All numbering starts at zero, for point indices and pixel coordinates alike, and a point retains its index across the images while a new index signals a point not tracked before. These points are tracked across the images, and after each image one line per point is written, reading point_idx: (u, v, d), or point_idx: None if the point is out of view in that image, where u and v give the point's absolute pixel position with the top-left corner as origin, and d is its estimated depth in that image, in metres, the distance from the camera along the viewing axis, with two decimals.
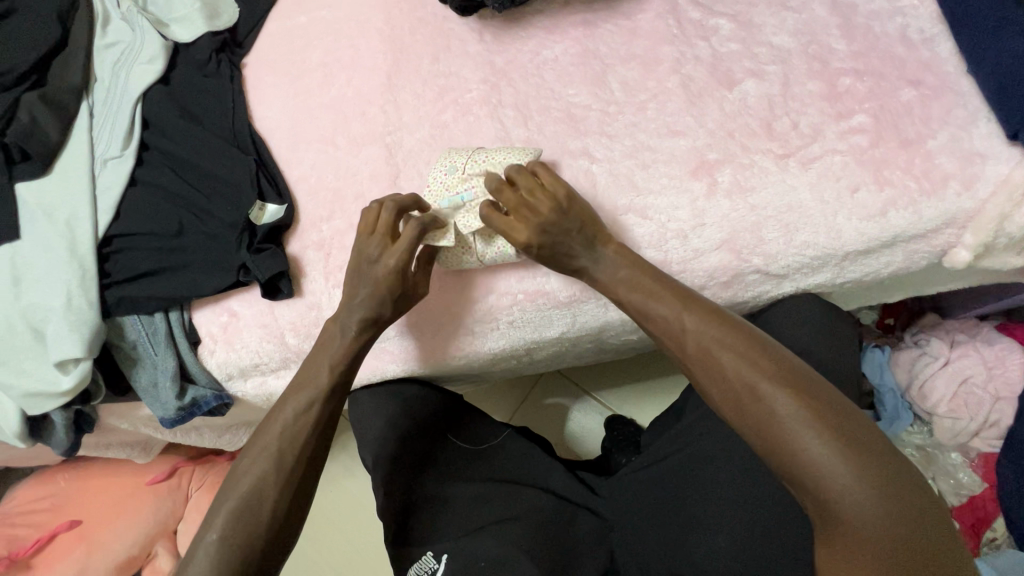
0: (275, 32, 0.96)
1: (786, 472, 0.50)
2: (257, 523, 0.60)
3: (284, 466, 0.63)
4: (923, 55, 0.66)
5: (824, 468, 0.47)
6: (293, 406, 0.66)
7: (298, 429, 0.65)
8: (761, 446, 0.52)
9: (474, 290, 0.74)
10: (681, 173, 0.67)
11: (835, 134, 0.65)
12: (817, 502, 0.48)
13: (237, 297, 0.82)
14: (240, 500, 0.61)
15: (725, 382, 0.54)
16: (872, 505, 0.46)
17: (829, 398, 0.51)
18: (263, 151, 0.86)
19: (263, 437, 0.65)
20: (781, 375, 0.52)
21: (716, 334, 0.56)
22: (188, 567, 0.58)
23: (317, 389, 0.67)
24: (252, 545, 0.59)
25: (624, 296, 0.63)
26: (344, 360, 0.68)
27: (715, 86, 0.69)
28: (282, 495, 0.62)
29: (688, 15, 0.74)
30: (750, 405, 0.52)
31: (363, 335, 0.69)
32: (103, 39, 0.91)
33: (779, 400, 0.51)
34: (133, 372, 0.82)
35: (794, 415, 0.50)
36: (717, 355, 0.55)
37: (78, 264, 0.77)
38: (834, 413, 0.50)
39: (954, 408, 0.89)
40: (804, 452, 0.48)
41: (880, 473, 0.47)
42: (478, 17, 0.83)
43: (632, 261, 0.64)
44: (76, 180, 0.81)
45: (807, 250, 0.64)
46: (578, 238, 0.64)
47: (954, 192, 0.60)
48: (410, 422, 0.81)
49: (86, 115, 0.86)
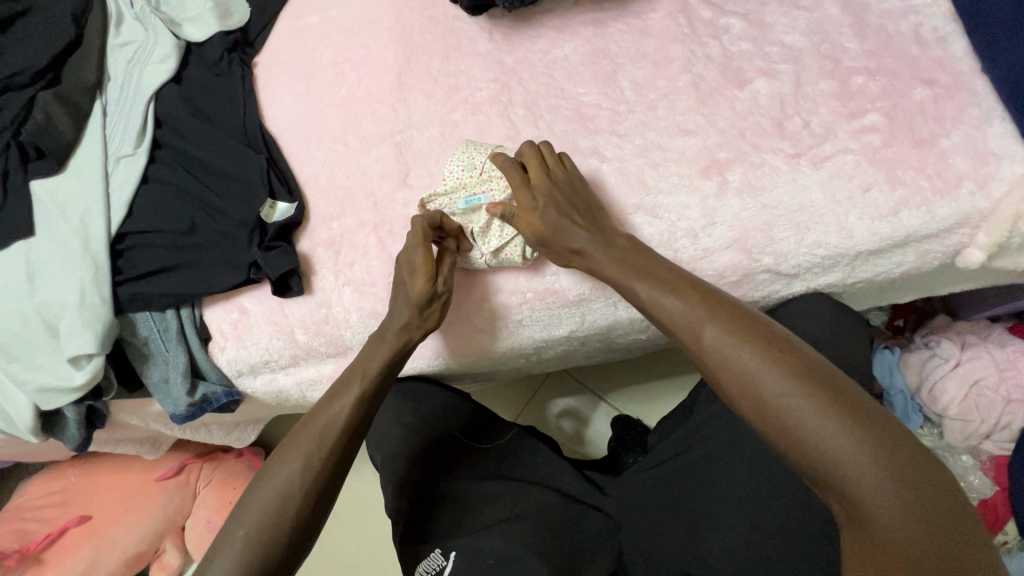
0: (287, 31, 0.96)
1: (811, 471, 0.49)
2: (281, 526, 0.59)
3: (310, 470, 0.62)
4: (936, 54, 0.65)
5: (851, 467, 0.47)
6: (327, 413, 0.65)
7: (328, 437, 0.64)
8: (785, 446, 0.50)
9: (477, 301, 0.74)
10: (692, 171, 0.67)
11: (847, 133, 0.64)
12: (844, 500, 0.48)
13: (248, 294, 0.82)
14: (273, 498, 0.60)
15: (742, 381, 0.53)
16: (901, 504, 0.45)
17: (852, 395, 0.50)
18: (275, 149, 0.87)
19: (297, 437, 0.64)
20: (798, 373, 0.51)
21: (732, 332, 0.55)
22: (213, 561, 0.57)
23: (346, 401, 0.66)
24: (274, 547, 0.58)
25: (636, 290, 0.61)
26: (380, 370, 0.68)
27: (726, 85, 0.69)
28: (306, 499, 0.61)
29: (699, 14, 0.73)
30: (770, 402, 0.51)
31: (398, 344, 0.69)
32: (116, 38, 0.92)
33: (799, 398, 0.50)
34: (145, 368, 0.83)
35: (816, 414, 0.49)
36: (732, 355, 0.54)
37: (91, 261, 0.78)
38: (856, 408, 0.49)
39: (965, 411, 0.89)
40: (830, 452, 0.48)
41: (906, 470, 0.46)
42: (489, 16, 0.83)
43: (630, 261, 0.62)
44: (90, 178, 0.82)
45: (818, 249, 0.64)
46: (588, 226, 0.64)
47: (967, 192, 0.59)
48: (418, 420, 0.82)
49: (100, 113, 0.87)
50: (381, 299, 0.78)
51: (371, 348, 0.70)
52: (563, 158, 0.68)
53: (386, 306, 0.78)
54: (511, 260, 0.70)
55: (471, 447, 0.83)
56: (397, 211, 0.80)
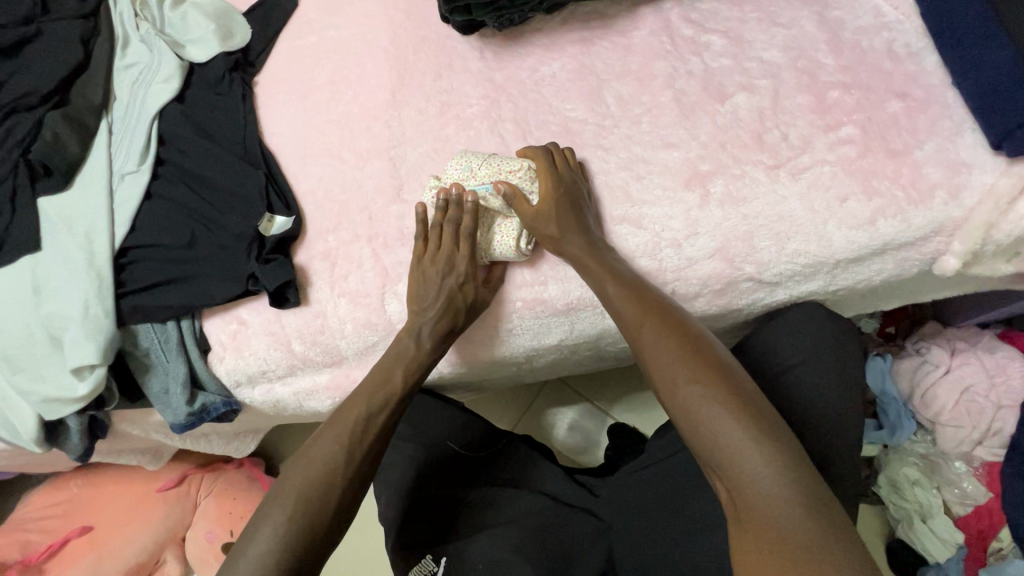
0: (286, 52, 1.00)
1: (706, 454, 0.53)
2: (325, 509, 0.62)
3: (353, 458, 0.66)
4: (908, 68, 0.67)
5: (740, 454, 0.51)
6: (367, 406, 0.69)
7: (369, 430, 0.68)
8: (688, 429, 0.54)
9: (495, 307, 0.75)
10: (675, 184, 0.69)
11: (824, 145, 0.66)
12: (730, 486, 0.51)
13: (246, 306, 0.85)
14: (317, 481, 0.63)
15: (662, 369, 0.57)
16: (783, 496, 0.48)
17: (756, 398, 0.54)
18: (274, 165, 0.90)
19: (336, 426, 0.68)
20: (711, 369, 0.56)
21: (662, 326, 0.60)
22: (255, 537, 0.60)
23: (389, 396, 0.70)
24: (313, 531, 0.61)
25: (602, 285, 0.64)
26: (415, 371, 0.72)
27: (708, 99, 0.71)
28: (349, 487, 0.65)
29: (682, 32, 0.76)
30: (681, 387, 0.55)
31: (438, 349, 0.73)
32: (123, 60, 0.96)
33: (705, 389, 0.54)
34: (146, 379, 0.85)
35: (720, 405, 0.53)
36: (658, 347, 0.58)
37: (95, 274, 0.81)
38: (758, 409, 0.53)
39: (957, 416, 0.94)
40: (724, 439, 0.52)
41: (791, 468, 0.50)
42: (480, 36, 0.86)
43: (593, 260, 0.66)
44: (95, 194, 0.86)
45: (798, 257, 0.65)
46: (580, 235, 0.67)
47: (941, 201, 0.61)
48: (412, 430, 0.84)
49: (106, 132, 0.90)
50: (375, 309, 0.80)
51: (397, 349, 0.73)
52: (575, 161, 0.72)
53: (381, 317, 0.79)
54: (507, 253, 0.72)
55: (465, 456, 0.85)
56: (390, 224, 0.82)
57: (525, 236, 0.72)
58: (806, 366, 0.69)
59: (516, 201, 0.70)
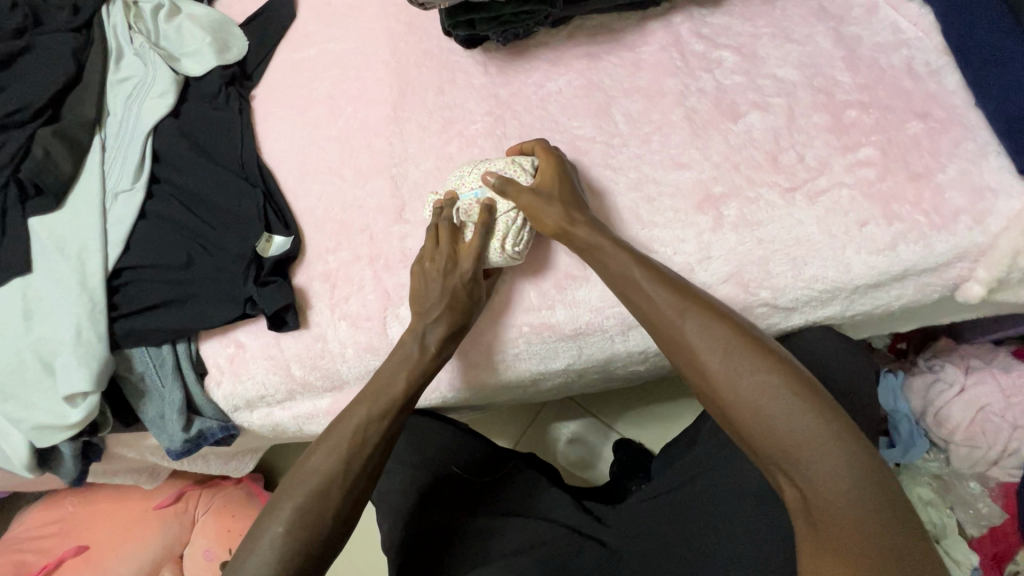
0: (284, 64, 0.97)
1: (772, 452, 0.51)
2: (321, 525, 0.60)
3: (350, 470, 0.63)
4: (930, 86, 0.65)
5: (812, 449, 0.50)
6: (365, 416, 0.65)
7: (369, 440, 0.65)
8: (752, 427, 0.52)
9: (497, 305, 0.73)
10: (687, 206, 0.67)
11: (842, 167, 0.64)
12: (802, 486, 0.50)
13: (243, 328, 0.82)
14: (308, 495, 0.61)
15: (718, 364, 0.54)
16: (859, 492, 0.48)
17: (814, 385, 0.53)
18: (271, 183, 0.87)
19: (333, 436, 0.64)
20: (768, 359, 0.54)
21: (708, 315, 0.57)
22: (252, 554, 0.58)
23: (391, 401, 0.67)
24: (307, 547, 0.59)
25: (630, 272, 0.61)
26: (420, 376, 0.68)
27: (720, 118, 0.69)
28: (346, 501, 0.62)
29: (692, 48, 0.73)
30: (741, 382, 0.53)
31: (442, 354, 0.69)
32: (117, 74, 0.93)
33: (768, 381, 0.52)
34: (141, 404, 0.83)
35: (786, 399, 0.51)
36: (710, 338, 0.55)
37: (87, 298, 0.79)
38: (820, 398, 0.52)
39: (971, 436, 0.92)
40: (794, 437, 0.50)
41: (861, 458, 0.49)
42: (483, 49, 0.84)
43: (615, 247, 0.63)
44: (88, 214, 0.83)
45: (815, 283, 0.63)
46: (590, 227, 0.64)
47: (965, 227, 0.59)
48: (416, 455, 0.83)
49: (99, 149, 0.88)
50: (377, 333, 0.77)
51: (399, 352, 0.69)
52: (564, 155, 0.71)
53: (382, 340, 0.77)
54: (497, 256, 0.70)
55: (469, 480, 0.82)
56: (392, 244, 0.80)
57: (512, 237, 0.69)
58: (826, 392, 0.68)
59: (507, 187, 0.68)
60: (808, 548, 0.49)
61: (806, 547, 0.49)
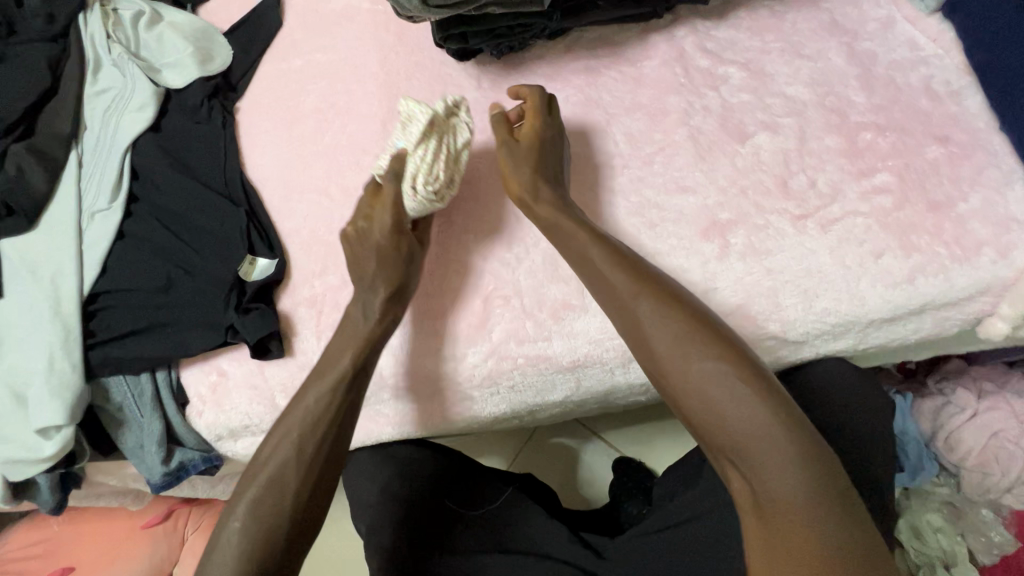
0: (270, 75, 0.92)
1: (721, 440, 0.52)
2: (280, 512, 0.58)
3: (305, 453, 0.61)
4: (950, 109, 0.62)
5: (759, 439, 0.51)
6: (314, 395, 0.63)
7: (322, 420, 0.62)
8: (702, 415, 0.53)
9: (451, 272, 0.71)
10: (691, 233, 0.63)
11: (856, 194, 0.60)
12: (747, 475, 0.51)
13: (226, 355, 0.78)
14: (264, 482, 0.59)
15: (669, 350, 0.55)
16: (804, 481, 0.49)
17: (763, 373, 0.54)
18: (256, 202, 0.83)
19: (286, 420, 0.62)
20: (718, 346, 0.54)
21: (661, 300, 0.57)
22: (218, 546, 0.57)
23: (336, 374, 0.63)
24: (265, 538, 0.57)
25: (586, 248, 0.60)
26: (366, 346, 0.65)
27: (727, 139, 0.65)
28: (302, 487, 0.60)
29: (697, 63, 0.70)
30: (692, 369, 0.54)
31: (388, 319, 0.66)
32: (94, 86, 0.88)
33: (718, 371, 0.53)
34: (120, 434, 0.79)
35: (736, 388, 0.52)
36: (662, 324, 0.55)
37: (61, 324, 0.75)
38: (767, 385, 0.53)
39: (984, 462, 0.88)
40: (742, 427, 0.51)
41: (807, 448, 0.50)
42: (477, 62, 0.79)
43: (570, 215, 0.62)
44: (63, 235, 0.79)
45: (827, 316, 0.59)
46: (556, 197, 0.63)
47: (989, 260, 0.56)
48: (403, 487, 0.78)
49: (74, 165, 0.84)
50: None
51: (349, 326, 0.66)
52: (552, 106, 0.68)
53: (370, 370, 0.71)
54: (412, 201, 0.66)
55: (458, 515, 0.78)
56: None
57: (422, 177, 0.64)
58: (836, 429, 0.65)
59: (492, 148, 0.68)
60: (753, 535, 0.50)
61: (751, 534, 0.50)
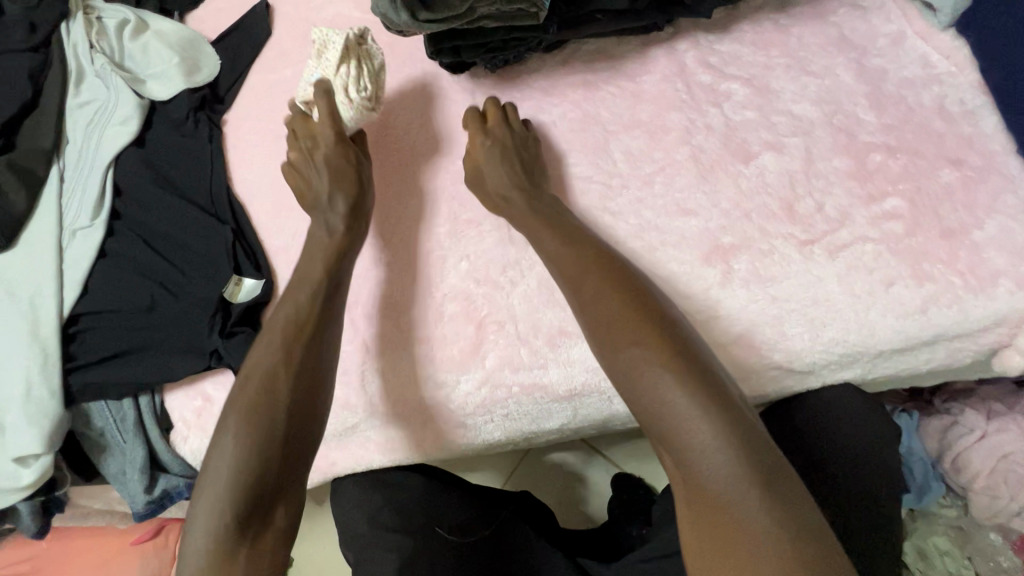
0: (258, 85, 0.89)
1: (651, 421, 0.53)
2: (272, 429, 0.58)
3: (292, 361, 0.61)
4: (964, 130, 0.59)
5: (682, 421, 0.50)
6: (289, 310, 0.63)
7: (303, 329, 0.62)
8: (632, 396, 0.54)
9: (409, 194, 0.73)
10: (692, 258, 0.61)
11: (866, 219, 0.58)
12: (677, 455, 0.51)
13: (211, 379, 0.75)
14: (250, 399, 0.59)
15: (602, 331, 0.56)
16: (727, 461, 0.48)
17: (693, 354, 0.53)
18: (242, 218, 0.81)
19: (263, 340, 0.62)
20: (648, 326, 0.54)
21: (596, 282, 0.57)
22: (210, 483, 0.57)
23: (312, 288, 0.64)
24: (262, 453, 0.57)
25: (538, 232, 0.61)
26: (336, 256, 0.66)
27: (730, 159, 0.63)
28: (292, 396, 0.59)
29: (698, 78, 0.67)
30: (622, 351, 0.54)
31: (353, 229, 0.68)
32: (77, 98, 0.86)
33: (645, 354, 0.53)
34: (102, 459, 0.77)
35: (662, 372, 0.52)
36: (596, 306, 0.56)
37: (40, 348, 0.72)
38: (695, 366, 0.52)
39: (993, 485, 0.86)
40: (667, 409, 0.51)
41: (732, 429, 0.50)
42: (471, 74, 0.75)
43: (530, 193, 0.64)
44: (43, 254, 0.77)
45: (835, 346, 0.57)
46: (529, 200, 0.64)
47: (1006, 291, 0.54)
48: (397, 519, 0.75)
49: (56, 180, 0.81)
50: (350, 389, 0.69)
51: (302, 287, 0.65)
52: (506, 115, 0.69)
53: (360, 397, 0.68)
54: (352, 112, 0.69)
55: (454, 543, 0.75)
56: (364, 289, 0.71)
57: (354, 89, 0.68)
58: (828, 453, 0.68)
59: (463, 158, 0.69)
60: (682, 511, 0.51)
61: (681, 512, 0.51)
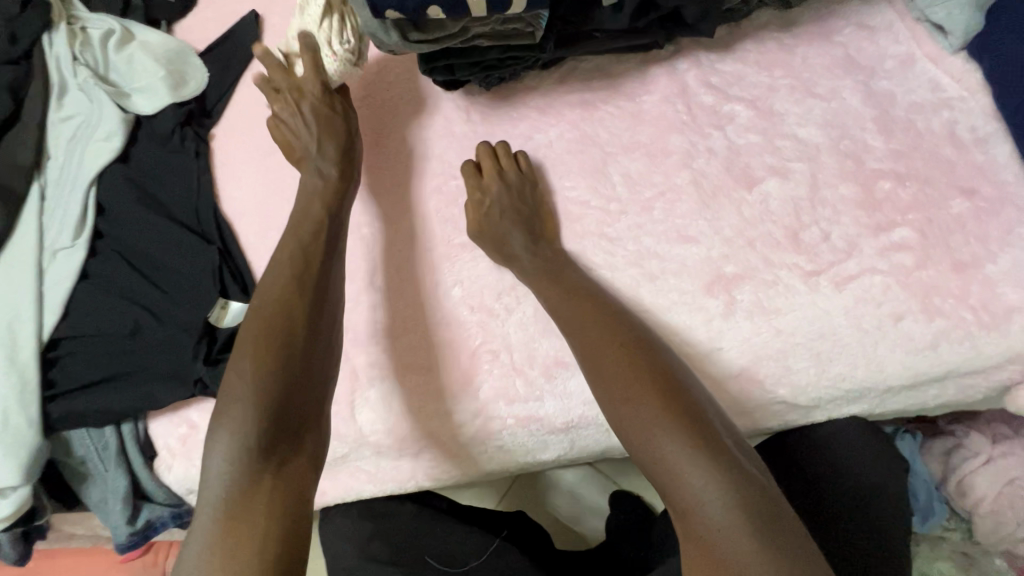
0: (246, 98, 0.86)
1: (649, 473, 0.51)
2: (292, 352, 0.56)
3: (306, 285, 0.60)
4: (976, 158, 0.58)
5: (680, 473, 0.48)
6: (296, 242, 0.63)
7: (312, 259, 0.62)
8: (629, 446, 0.52)
9: (396, 149, 0.73)
10: (693, 287, 0.59)
11: (874, 250, 0.56)
12: (675, 511, 0.49)
13: (197, 405, 0.74)
14: (263, 326, 0.57)
15: (597, 378, 0.55)
16: (728, 513, 0.46)
17: (688, 402, 0.52)
18: (230, 238, 0.79)
19: (267, 274, 0.61)
20: (642, 374, 0.53)
21: (592, 327, 0.57)
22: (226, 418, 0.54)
23: (317, 225, 0.64)
24: (287, 376, 0.55)
25: (535, 279, 0.61)
26: (332, 199, 0.66)
27: (733, 184, 0.61)
28: (306, 320, 0.58)
29: (700, 99, 0.65)
30: (618, 401, 0.53)
31: (346, 175, 0.68)
32: (59, 112, 0.83)
33: (640, 403, 0.52)
34: (83, 488, 0.75)
35: (657, 421, 0.51)
36: (591, 352, 0.56)
37: (17, 376, 0.69)
38: (690, 414, 0.51)
39: (998, 510, 0.83)
40: (664, 459, 0.50)
41: (732, 479, 0.47)
42: (467, 91, 0.72)
43: (525, 225, 0.63)
44: (21, 276, 0.74)
45: (841, 381, 0.56)
46: (531, 250, 0.62)
47: (1020, 327, 0.53)
48: (386, 549, 0.73)
49: (36, 198, 0.78)
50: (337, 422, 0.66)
51: (303, 226, 0.64)
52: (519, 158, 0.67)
53: (350, 428, 0.65)
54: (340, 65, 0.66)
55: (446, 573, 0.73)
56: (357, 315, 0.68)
57: (338, 39, 0.65)
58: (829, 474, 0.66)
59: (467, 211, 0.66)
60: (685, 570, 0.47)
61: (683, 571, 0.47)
